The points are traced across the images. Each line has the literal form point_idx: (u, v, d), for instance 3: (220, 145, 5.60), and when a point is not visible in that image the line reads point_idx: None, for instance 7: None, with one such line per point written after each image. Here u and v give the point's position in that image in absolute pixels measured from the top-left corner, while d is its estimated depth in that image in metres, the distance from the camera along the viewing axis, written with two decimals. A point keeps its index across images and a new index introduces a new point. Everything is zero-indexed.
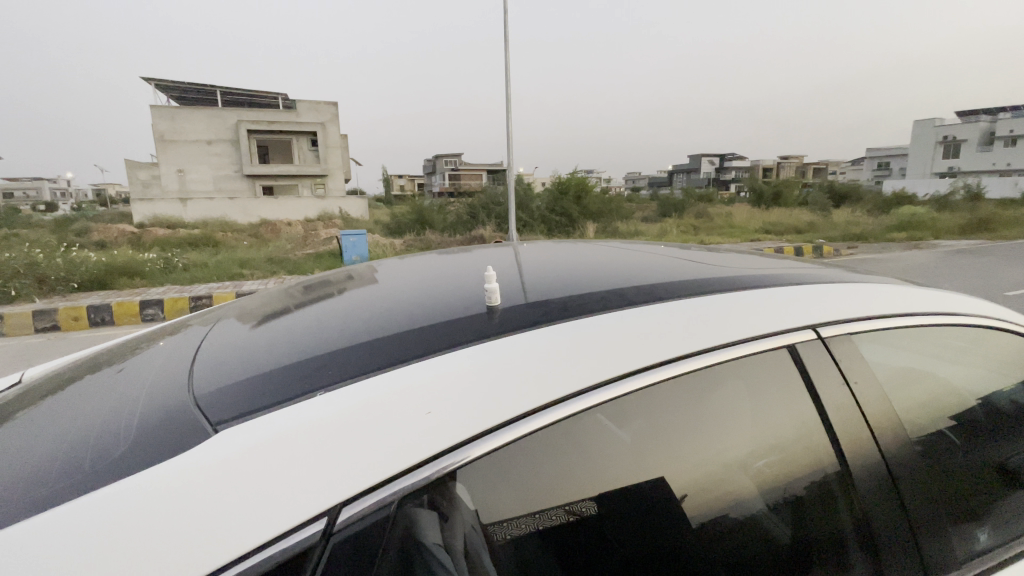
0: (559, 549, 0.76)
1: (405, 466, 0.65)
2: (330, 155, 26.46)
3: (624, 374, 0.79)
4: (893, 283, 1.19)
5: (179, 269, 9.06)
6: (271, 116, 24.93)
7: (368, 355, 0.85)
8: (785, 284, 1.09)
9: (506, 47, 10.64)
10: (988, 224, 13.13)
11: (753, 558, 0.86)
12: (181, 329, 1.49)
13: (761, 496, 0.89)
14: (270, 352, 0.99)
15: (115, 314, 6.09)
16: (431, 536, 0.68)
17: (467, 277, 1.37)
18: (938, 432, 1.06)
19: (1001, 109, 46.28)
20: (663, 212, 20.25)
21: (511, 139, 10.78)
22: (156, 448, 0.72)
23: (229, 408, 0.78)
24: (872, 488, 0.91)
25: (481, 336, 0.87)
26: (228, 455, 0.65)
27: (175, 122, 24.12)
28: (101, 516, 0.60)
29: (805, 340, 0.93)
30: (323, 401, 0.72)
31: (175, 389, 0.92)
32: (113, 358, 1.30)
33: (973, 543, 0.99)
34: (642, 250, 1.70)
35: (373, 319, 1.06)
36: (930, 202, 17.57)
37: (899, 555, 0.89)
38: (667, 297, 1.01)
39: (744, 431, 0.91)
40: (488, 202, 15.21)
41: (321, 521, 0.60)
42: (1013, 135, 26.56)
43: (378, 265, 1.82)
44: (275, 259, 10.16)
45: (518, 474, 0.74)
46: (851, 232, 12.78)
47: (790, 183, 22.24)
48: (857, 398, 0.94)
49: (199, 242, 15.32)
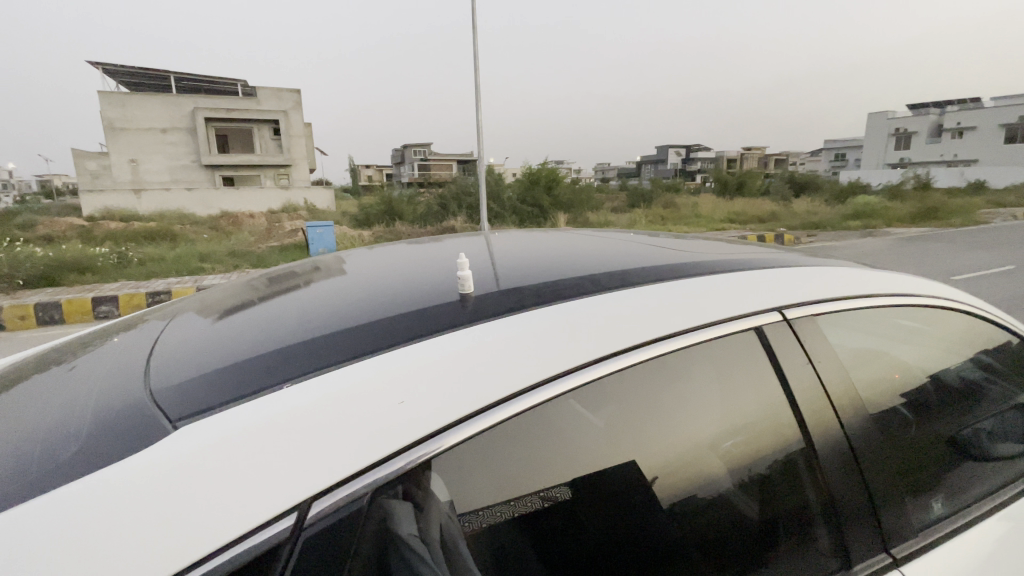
0: (540, 535, 0.76)
1: (375, 458, 0.63)
2: (293, 145, 25.62)
3: (596, 359, 0.79)
4: (848, 266, 1.25)
5: (134, 264, 8.66)
6: (230, 103, 23.94)
7: (335, 346, 0.83)
8: (754, 268, 1.12)
9: (476, 33, 10.46)
10: (936, 213, 13.77)
11: (721, 536, 0.88)
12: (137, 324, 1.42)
13: (728, 476, 0.92)
14: (237, 344, 0.95)
15: (65, 312, 5.79)
16: (406, 527, 0.67)
17: (436, 266, 1.35)
18: (891, 408, 1.11)
19: (945, 104, 48.71)
20: (632, 203, 20.53)
21: (481, 129, 10.64)
22: (112, 447, 0.68)
23: (187, 405, 0.74)
24: (834, 464, 0.95)
25: (457, 323, 0.86)
26: (200, 447, 0.62)
27: (126, 108, 22.90)
28: (79, 508, 0.57)
29: (773, 322, 0.95)
30: (292, 394, 0.70)
31: (133, 385, 0.88)
32: (66, 356, 1.23)
33: (927, 513, 1.04)
34: (613, 237, 1.72)
35: (339, 310, 1.03)
36: (882, 192, 18.44)
37: (860, 529, 0.93)
38: (637, 282, 1.02)
39: (714, 413, 0.93)
40: (459, 193, 15.11)
41: (291, 516, 0.58)
42: (959, 128, 27.88)
43: (347, 255, 1.77)
44: (237, 252, 9.84)
45: (496, 462, 0.74)
46: (810, 221, 13.28)
47: (753, 173, 22.95)
48: (821, 377, 0.97)
49: (155, 236, 14.65)
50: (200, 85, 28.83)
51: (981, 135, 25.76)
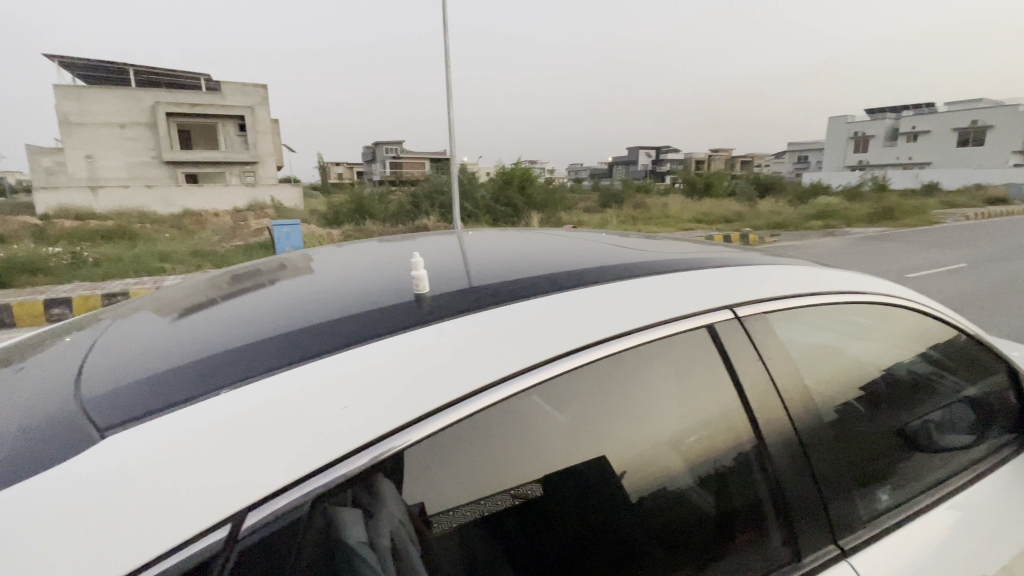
0: (500, 538, 0.75)
1: (321, 464, 0.61)
2: (260, 142, 24.93)
3: (552, 358, 0.79)
4: (803, 265, 1.28)
5: (89, 264, 8.29)
6: (192, 97, 23.12)
7: (286, 348, 0.80)
8: (710, 267, 1.14)
9: (446, 31, 10.38)
10: (892, 214, 14.33)
11: (681, 532, 0.89)
12: (88, 324, 1.35)
13: (689, 472, 0.93)
14: (186, 346, 0.91)
15: (14, 316, 5.49)
16: (354, 534, 0.65)
17: (399, 266, 1.33)
18: (844, 402, 1.15)
19: (901, 108, 50.81)
20: (604, 203, 20.74)
21: (453, 127, 10.54)
22: (36, 458, 0.64)
23: (121, 413, 0.70)
24: (785, 457, 0.97)
25: (410, 323, 0.84)
26: (134, 455, 0.59)
27: (81, 102, 21.89)
28: None
29: (724, 320, 0.97)
30: (231, 399, 0.67)
31: (70, 390, 0.83)
32: (9, 357, 1.16)
33: (876, 503, 1.07)
34: (580, 237, 1.72)
35: (295, 311, 1.00)
36: (843, 193, 19.12)
37: (810, 521, 0.95)
38: (597, 281, 1.02)
39: (672, 411, 0.94)
40: (432, 191, 14.97)
41: (224, 528, 0.56)
42: (914, 132, 29.15)
43: (314, 253, 1.73)
44: (199, 252, 9.51)
45: (455, 464, 0.73)
46: (774, 221, 13.68)
47: (720, 175, 23.54)
48: (772, 374, 0.99)
49: (112, 235, 14.06)
50: (160, 78, 27.78)
51: (935, 139, 26.99)
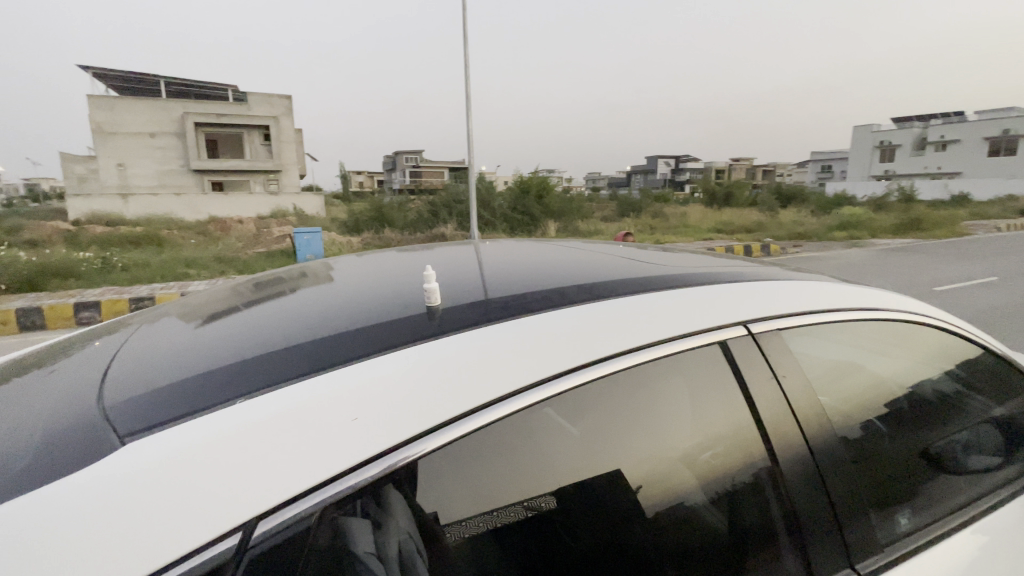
0: (509, 550, 0.75)
1: (333, 474, 0.62)
2: (284, 151, 25.51)
3: (561, 372, 0.79)
4: (821, 281, 1.26)
5: (119, 269, 8.56)
6: (220, 108, 23.83)
7: (299, 360, 0.82)
8: (723, 282, 1.12)
9: (466, 44, 10.56)
10: (919, 224, 13.95)
11: (694, 550, 0.87)
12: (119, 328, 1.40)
13: (702, 490, 0.91)
14: (207, 354, 0.93)
15: (47, 318, 5.68)
16: (362, 545, 0.66)
17: (414, 276, 1.35)
18: (864, 421, 1.12)
19: (928, 117, 49.70)
20: (622, 212, 20.65)
21: (471, 137, 10.66)
22: (60, 464, 0.66)
23: (141, 420, 0.72)
24: (800, 478, 0.95)
25: (420, 336, 0.85)
26: (151, 462, 0.61)
27: (115, 112, 22.71)
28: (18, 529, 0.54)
29: (737, 336, 0.96)
30: (246, 409, 0.69)
31: (95, 396, 0.85)
32: (41, 360, 1.20)
33: (898, 526, 1.04)
34: (593, 249, 1.72)
35: (311, 321, 1.02)
36: (868, 203, 18.71)
37: (826, 544, 0.93)
38: (608, 295, 1.02)
39: (687, 426, 0.93)
40: (450, 200, 15.12)
41: (235, 536, 0.57)
42: (943, 141, 28.43)
43: (334, 262, 1.75)
44: (223, 258, 9.71)
45: (467, 476, 0.73)
46: (796, 232, 13.43)
47: (740, 184, 23.33)
48: (786, 392, 0.97)
49: (141, 240, 14.47)
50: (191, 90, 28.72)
51: (965, 148, 26.25)
